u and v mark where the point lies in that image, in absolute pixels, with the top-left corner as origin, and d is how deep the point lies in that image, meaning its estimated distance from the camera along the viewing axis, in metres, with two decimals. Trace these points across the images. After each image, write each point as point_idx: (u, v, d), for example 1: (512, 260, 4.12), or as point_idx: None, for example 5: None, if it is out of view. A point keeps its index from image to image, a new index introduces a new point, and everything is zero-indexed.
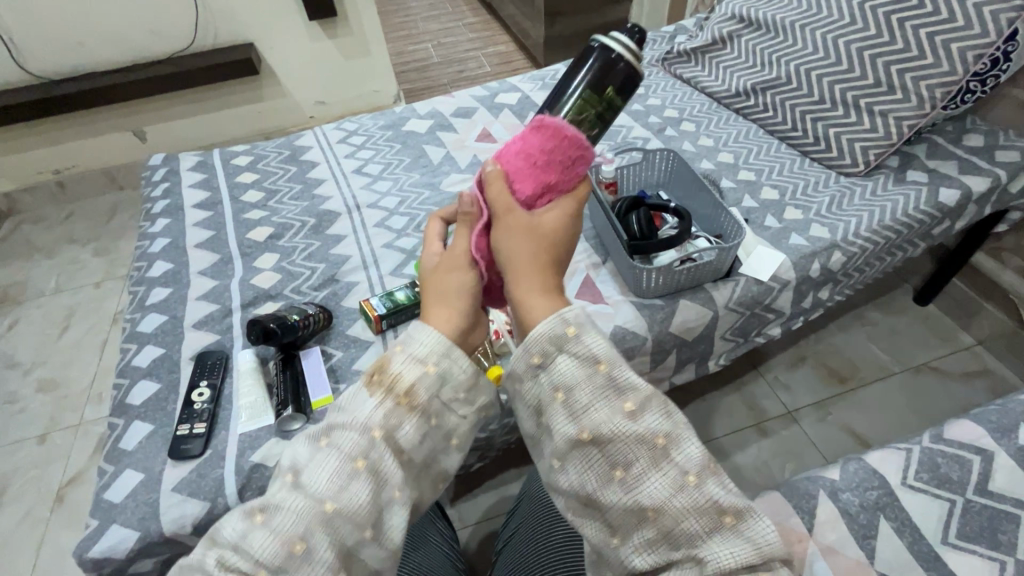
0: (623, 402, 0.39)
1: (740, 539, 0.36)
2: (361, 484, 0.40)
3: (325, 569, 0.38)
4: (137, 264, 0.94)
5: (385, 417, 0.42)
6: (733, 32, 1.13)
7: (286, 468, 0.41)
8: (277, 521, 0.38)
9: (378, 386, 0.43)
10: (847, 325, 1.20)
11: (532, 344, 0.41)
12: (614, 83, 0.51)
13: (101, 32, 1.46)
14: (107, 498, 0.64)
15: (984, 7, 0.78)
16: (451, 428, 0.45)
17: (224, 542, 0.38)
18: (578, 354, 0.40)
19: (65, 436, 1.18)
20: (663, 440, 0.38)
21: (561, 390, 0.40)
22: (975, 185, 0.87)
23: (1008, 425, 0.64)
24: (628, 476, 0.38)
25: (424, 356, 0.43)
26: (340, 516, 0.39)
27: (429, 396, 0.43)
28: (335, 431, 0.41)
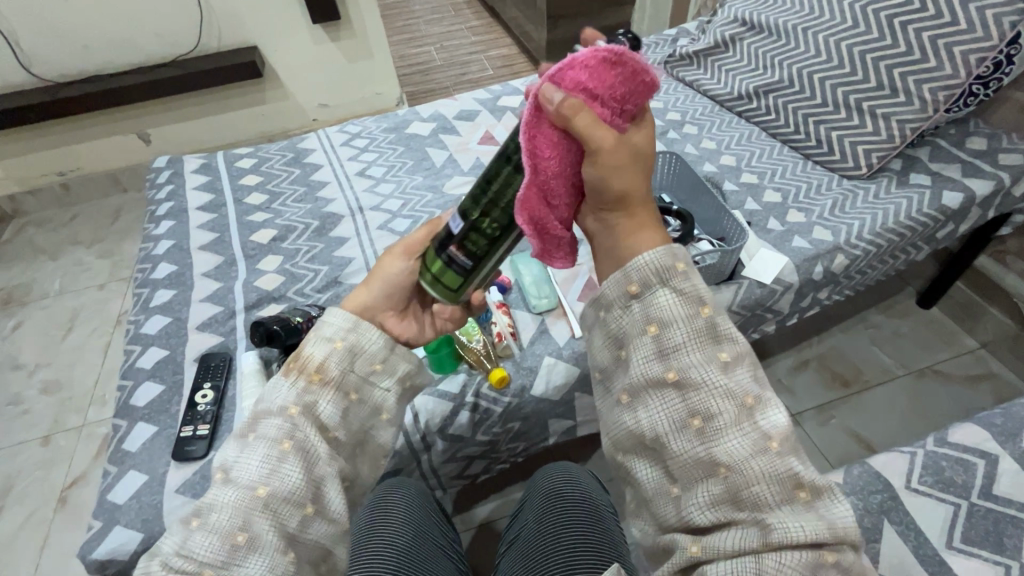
0: (718, 351, 0.38)
1: (811, 514, 0.36)
2: (291, 463, 0.42)
3: (270, 551, 0.39)
4: (142, 266, 0.95)
5: (299, 395, 0.44)
6: (734, 35, 1.14)
7: (216, 468, 0.43)
8: (213, 519, 0.39)
9: (293, 370, 0.45)
10: (850, 328, 1.20)
11: (634, 272, 0.39)
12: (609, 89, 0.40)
13: (106, 36, 1.47)
14: (111, 499, 0.64)
15: (987, 11, 0.78)
16: (376, 402, 0.48)
17: (165, 552, 0.39)
18: (682, 291, 0.39)
19: (69, 437, 1.18)
20: (752, 401, 0.38)
21: (655, 322, 0.39)
22: (978, 188, 0.87)
23: (1013, 429, 0.64)
24: (707, 426, 0.37)
25: (332, 334, 0.46)
26: (274, 500, 0.41)
27: (341, 369, 0.46)
28: (260, 424, 0.43)
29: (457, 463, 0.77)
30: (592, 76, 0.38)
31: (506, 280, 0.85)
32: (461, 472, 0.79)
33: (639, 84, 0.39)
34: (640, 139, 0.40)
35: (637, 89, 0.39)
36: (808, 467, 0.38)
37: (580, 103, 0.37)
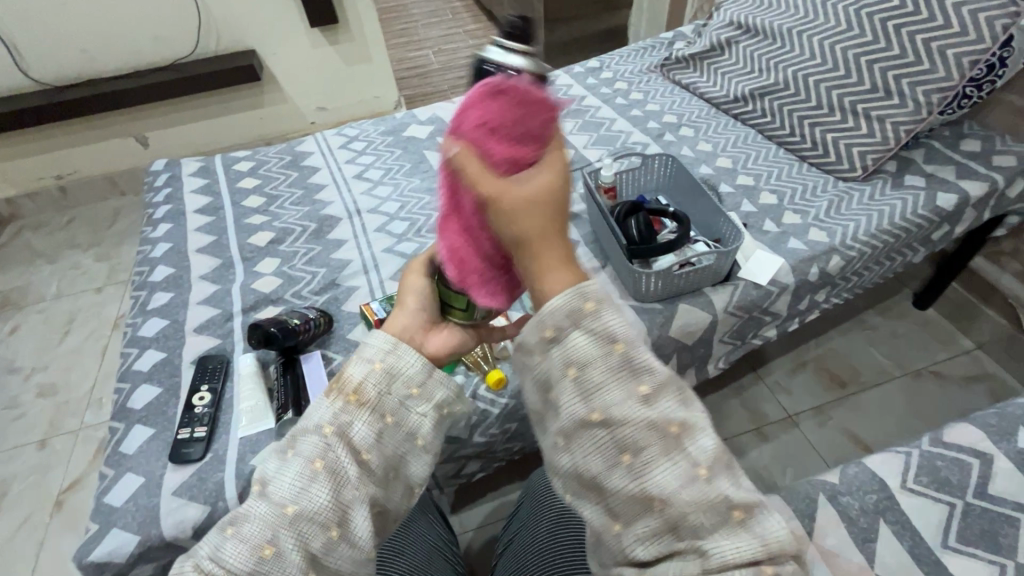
0: (639, 384, 0.37)
1: (747, 535, 0.36)
2: (320, 484, 0.41)
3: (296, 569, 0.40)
4: (139, 269, 0.95)
5: (335, 415, 0.43)
6: (731, 39, 1.15)
7: (254, 480, 0.43)
8: (246, 529, 0.41)
9: (333, 389, 0.44)
10: (847, 329, 1.20)
11: (547, 317, 0.37)
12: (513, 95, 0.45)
13: (104, 39, 1.47)
14: (108, 501, 0.64)
15: (979, 14, 0.79)
16: (414, 427, 0.45)
17: (201, 555, 0.41)
18: (596, 331, 0.37)
19: (66, 441, 1.18)
20: (676, 428, 0.37)
21: (574, 365, 0.37)
22: (972, 190, 0.88)
23: (1007, 429, 0.65)
24: (636, 462, 0.36)
25: (373, 355, 0.45)
26: (301, 518, 0.40)
27: (378, 391, 0.44)
28: (298, 441, 0.43)
29: (454, 464, 0.77)
30: (478, 119, 0.38)
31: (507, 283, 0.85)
32: (457, 472, 0.79)
33: (527, 111, 0.38)
34: (545, 174, 0.37)
35: (529, 115, 0.38)
36: (739, 486, 0.38)
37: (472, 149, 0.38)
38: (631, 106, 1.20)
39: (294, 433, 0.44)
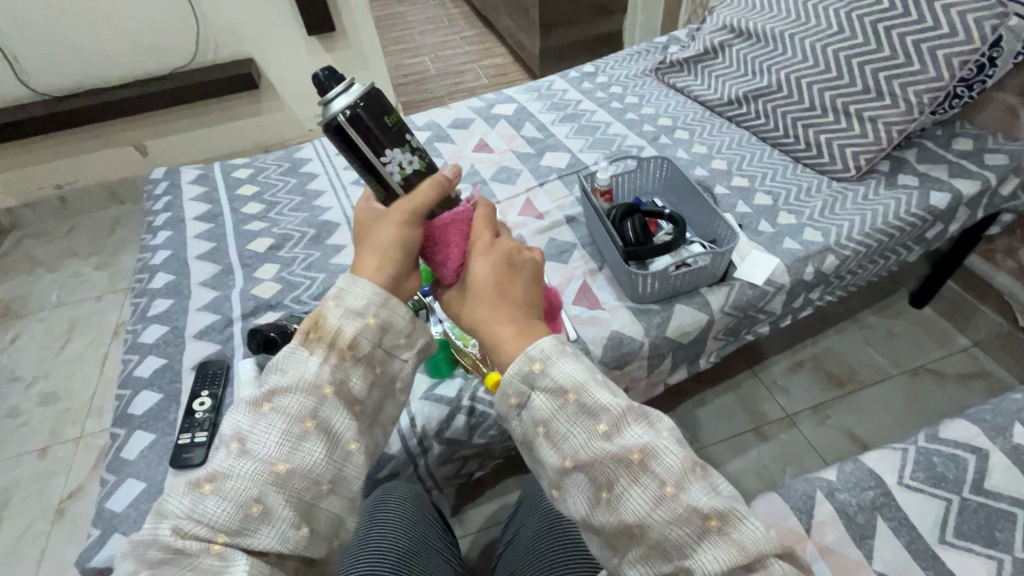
0: (598, 423, 0.39)
1: (728, 545, 0.36)
2: (312, 442, 0.42)
3: (283, 524, 0.40)
4: (139, 276, 0.95)
5: (331, 373, 0.45)
6: (724, 42, 1.16)
7: (229, 437, 0.43)
8: (228, 485, 0.40)
9: (318, 343, 0.46)
10: (843, 329, 1.21)
11: (507, 386, 0.42)
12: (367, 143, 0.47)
13: (103, 49, 1.48)
14: (109, 508, 0.65)
15: (967, 15, 0.80)
16: (394, 373, 0.49)
17: (176, 514, 0.39)
18: (546, 389, 0.41)
19: (67, 449, 1.18)
20: (638, 454, 0.38)
21: (541, 424, 0.41)
22: (964, 188, 0.88)
23: (1002, 424, 0.65)
24: (612, 496, 0.38)
25: (361, 310, 0.46)
26: (294, 474, 0.41)
27: (370, 346, 0.47)
28: (278, 397, 0.44)
29: (451, 466, 0.78)
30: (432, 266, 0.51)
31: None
32: (456, 472, 0.80)
33: (443, 231, 0.50)
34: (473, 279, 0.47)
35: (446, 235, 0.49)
36: (714, 495, 0.38)
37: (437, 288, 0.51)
38: (627, 109, 1.21)
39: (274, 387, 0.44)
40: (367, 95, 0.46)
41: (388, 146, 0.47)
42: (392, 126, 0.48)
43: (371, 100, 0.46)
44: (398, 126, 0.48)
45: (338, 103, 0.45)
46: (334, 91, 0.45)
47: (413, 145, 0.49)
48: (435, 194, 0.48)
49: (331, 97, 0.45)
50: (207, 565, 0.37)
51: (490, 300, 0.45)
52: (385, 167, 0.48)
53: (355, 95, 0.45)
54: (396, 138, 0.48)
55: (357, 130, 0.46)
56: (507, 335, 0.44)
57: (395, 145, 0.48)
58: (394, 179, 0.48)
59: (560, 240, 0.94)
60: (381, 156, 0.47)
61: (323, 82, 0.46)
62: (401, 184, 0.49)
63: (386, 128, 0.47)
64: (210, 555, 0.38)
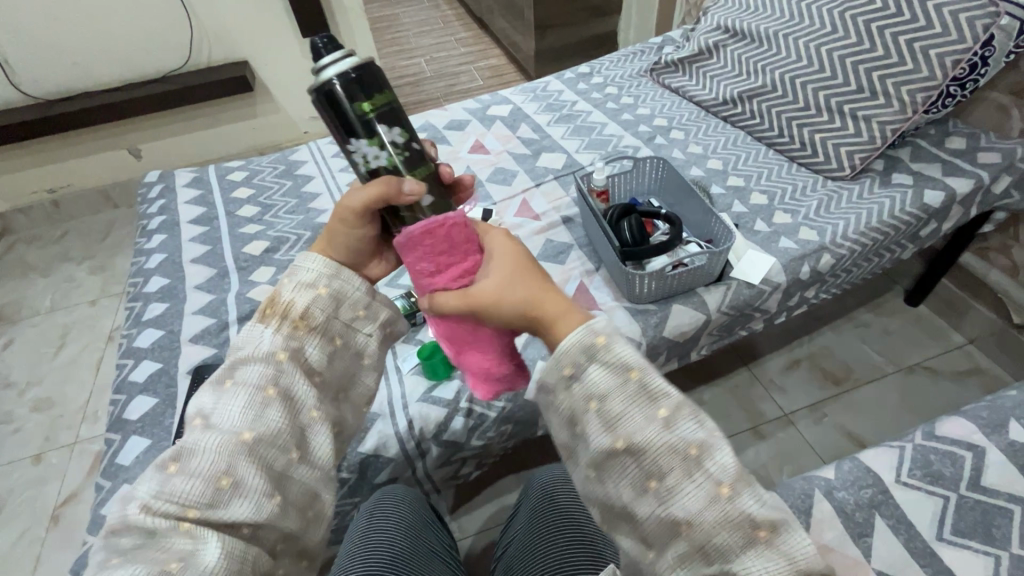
0: (657, 408, 0.39)
1: (772, 554, 0.38)
2: (275, 409, 0.45)
3: (256, 494, 0.42)
4: (134, 280, 0.95)
5: (286, 342, 0.48)
6: (718, 42, 1.16)
7: (194, 416, 0.45)
8: (194, 462, 0.42)
9: (272, 318, 0.48)
10: (839, 327, 1.21)
11: (563, 357, 0.41)
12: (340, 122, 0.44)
13: (95, 53, 1.48)
14: (104, 514, 0.64)
15: (959, 15, 0.81)
16: (358, 347, 0.52)
17: (143, 496, 0.40)
18: (609, 363, 0.40)
19: (62, 455, 1.17)
20: (696, 450, 0.39)
21: (594, 399, 0.40)
22: (958, 187, 0.89)
23: (998, 421, 0.66)
24: (662, 487, 0.39)
25: (314, 282, 0.49)
26: (259, 443, 0.44)
27: (326, 315, 0.49)
28: (237, 371, 0.46)
29: (449, 468, 0.78)
30: (431, 272, 0.45)
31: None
32: (454, 473, 0.80)
33: (447, 228, 0.44)
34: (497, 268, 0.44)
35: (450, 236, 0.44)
36: (762, 504, 0.39)
37: (444, 294, 0.45)
38: (622, 110, 1.21)
39: (233, 362, 0.47)
40: (351, 74, 0.43)
41: (354, 136, 0.44)
42: (366, 115, 0.44)
43: (358, 78, 0.43)
44: (373, 117, 0.44)
45: (318, 76, 0.43)
46: (321, 61, 0.43)
47: (384, 139, 0.45)
48: (381, 197, 0.45)
49: (316, 66, 0.43)
50: (181, 544, 0.39)
51: (538, 276, 0.44)
52: (352, 153, 0.46)
53: (335, 73, 0.42)
54: (368, 127, 0.44)
55: (328, 109, 0.43)
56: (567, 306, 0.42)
57: (362, 136, 0.44)
58: (358, 168, 0.46)
59: (557, 241, 0.94)
60: (349, 140, 0.45)
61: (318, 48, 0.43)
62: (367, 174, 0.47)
63: (358, 116, 0.43)
64: (182, 532, 0.39)
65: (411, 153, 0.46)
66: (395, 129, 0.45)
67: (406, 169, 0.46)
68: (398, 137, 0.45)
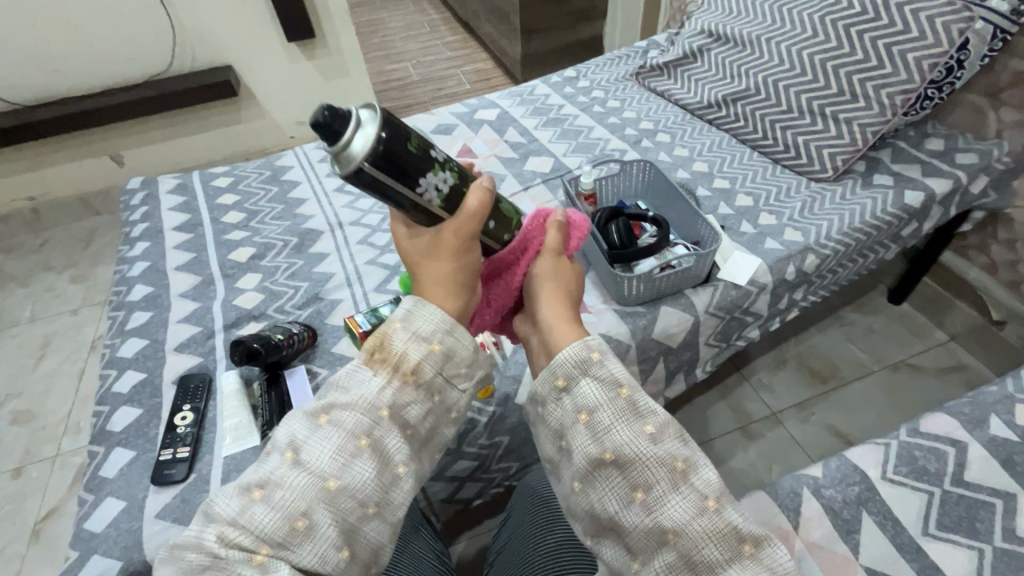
0: (645, 425, 0.42)
1: (757, 566, 0.40)
2: (364, 459, 0.41)
3: (326, 544, 0.38)
4: (117, 289, 0.94)
5: (393, 395, 0.43)
6: (703, 46, 1.17)
7: (284, 445, 0.41)
8: (278, 495, 0.39)
9: (381, 365, 0.44)
10: (826, 326, 1.23)
11: (558, 367, 0.44)
12: (407, 164, 0.42)
13: (75, 56, 1.45)
14: (88, 528, 0.63)
15: (936, 19, 0.83)
16: (451, 402, 0.47)
17: (222, 518, 0.38)
18: (601, 379, 0.43)
19: (42, 469, 1.14)
20: (682, 465, 0.41)
21: (584, 412, 0.43)
22: (938, 187, 0.91)
23: (979, 416, 0.67)
24: (649, 498, 0.40)
25: (428, 335, 0.45)
26: (341, 493, 0.39)
27: (434, 371, 0.45)
28: (334, 409, 0.42)
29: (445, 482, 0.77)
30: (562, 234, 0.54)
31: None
32: (451, 495, 0.79)
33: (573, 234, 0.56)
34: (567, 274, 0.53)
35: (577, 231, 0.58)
36: (747, 518, 0.42)
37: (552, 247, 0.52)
38: (608, 114, 1.22)
39: (332, 396, 0.43)
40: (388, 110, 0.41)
41: (421, 176, 0.43)
42: (419, 149, 0.43)
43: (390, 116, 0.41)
44: (423, 147, 0.43)
45: (360, 144, 0.39)
46: (348, 131, 0.39)
47: (442, 162, 0.44)
48: (485, 207, 0.46)
49: (346, 138, 0.39)
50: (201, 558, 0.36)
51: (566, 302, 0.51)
52: (423, 196, 0.44)
53: (375, 127, 0.40)
54: (427, 160, 0.43)
55: (387, 168, 0.41)
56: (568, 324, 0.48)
57: (428, 171, 0.44)
58: (434, 204, 0.45)
59: None
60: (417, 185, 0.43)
61: (326, 122, 0.38)
62: (446, 209, 0.46)
63: (414, 155, 0.42)
64: (253, 566, 0.37)
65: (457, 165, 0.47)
66: (436, 150, 0.45)
67: (464, 182, 0.47)
68: (443, 154, 0.45)
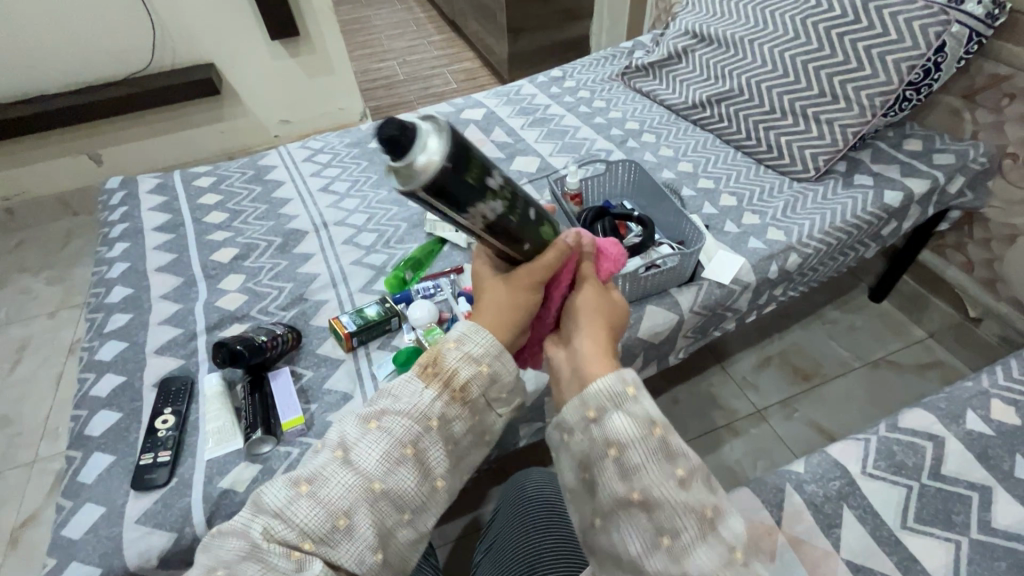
0: (676, 467, 0.39)
1: None
2: (407, 468, 0.42)
3: (364, 544, 0.40)
4: (95, 291, 0.92)
5: (442, 409, 0.44)
6: (687, 47, 1.18)
7: (334, 443, 0.43)
8: (324, 491, 0.40)
9: (434, 378, 0.45)
10: (808, 324, 1.25)
11: (589, 399, 0.42)
12: (461, 191, 0.36)
13: (51, 52, 1.42)
14: (66, 535, 0.62)
15: (914, 22, 0.85)
16: (488, 424, 0.48)
17: (269, 509, 0.40)
18: (634, 413, 0.40)
19: (19, 474, 1.12)
20: (711, 512, 0.39)
21: (613, 445, 0.40)
22: (916, 187, 0.92)
23: (956, 411, 0.69)
24: (676, 545, 0.38)
25: (479, 356, 0.45)
26: (384, 496, 0.41)
27: (480, 392, 0.45)
28: (385, 415, 0.43)
29: None
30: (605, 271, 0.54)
31: (451, 268, 0.88)
32: None
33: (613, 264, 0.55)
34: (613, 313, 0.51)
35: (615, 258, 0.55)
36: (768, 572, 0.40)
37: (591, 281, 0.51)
38: (594, 114, 1.22)
39: (383, 402, 0.45)
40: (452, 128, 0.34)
41: (472, 204, 0.37)
42: (476, 179, 0.36)
43: (454, 141, 0.34)
44: (481, 176, 0.37)
45: (422, 160, 0.33)
46: (413, 145, 0.33)
47: (497, 190, 0.38)
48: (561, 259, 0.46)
49: (410, 152, 0.33)
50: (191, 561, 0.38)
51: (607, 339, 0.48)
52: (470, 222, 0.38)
53: (442, 144, 0.34)
54: (481, 190, 0.37)
55: (445, 193, 0.35)
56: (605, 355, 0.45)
57: (480, 199, 0.37)
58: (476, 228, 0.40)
59: None
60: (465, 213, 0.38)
61: (387, 133, 0.32)
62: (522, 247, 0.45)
63: (470, 184, 0.36)
64: (291, 559, 0.38)
65: (515, 193, 0.41)
66: (493, 175, 0.39)
67: (515, 211, 0.41)
68: (501, 181, 0.39)
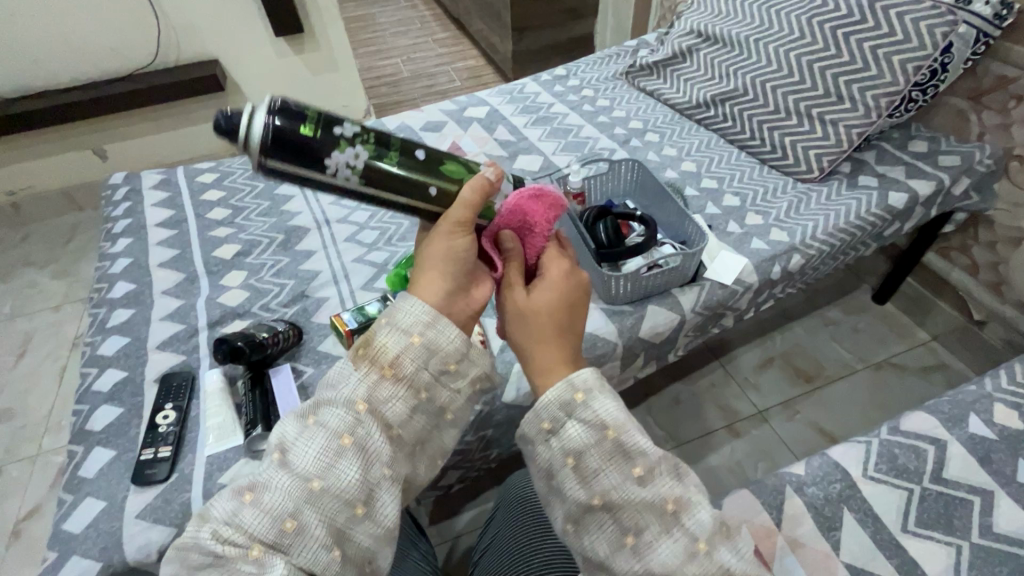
0: (632, 466, 0.42)
1: None
2: (348, 459, 0.41)
3: (318, 543, 0.38)
4: (98, 286, 0.92)
5: (367, 391, 0.44)
6: (691, 46, 1.18)
7: (273, 446, 0.42)
8: (266, 498, 0.39)
9: (363, 360, 0.45)
10: (812, 325, 1.24)
11: (542, 411, 0.44)
12: (306, 149, 0.40)
13: (54, 46, 1.42)
14: (67, 529, 0.62)
15: (921, 22, 0.84)
16: (443, 402, 0.47)
17: (216, 518, 0.38)
18: (587, 421, 0.43)
19: (23, 468, 1.12)
20: (672, 506, 0.41)
21: (571, 455, 0.43)
22: (920, 188, 0.92)
23: (959, 415, 0.68)
24: (639, 543, 0.40)
25: (410, 327, 0.45)
26: (326, 494, 0.40)
27: (416, 366, 0.45)
28: (322, 409, 0.43)
29: None
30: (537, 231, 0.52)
31: None
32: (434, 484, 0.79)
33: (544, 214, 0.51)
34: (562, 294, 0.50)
35: (545, 210, 0.51)
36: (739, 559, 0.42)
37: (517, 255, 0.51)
38: (598, 112, 1.22)
39: (317, 400, 0.44)
40: (278, 98, 0.39)
41: (327, 156, 0.41)
42: (316, 133, 0.40)
43: (282, 109, 0.39)
44: (321, 129, 0.40)
45: (252, 129, 0.38)
46: (242, 121, 0.39)
47: (349, 137, 0.41)
48: (477, 201, 0.45)
49: (241, 128, 0.38)
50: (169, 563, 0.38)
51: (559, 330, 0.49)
52: (339, 176, 0.42)
53: (267, 109, 0.39)
54: (328, 142, 0.41)
55: (291, 153, 0.40)
56: (559, 363, 0.47)
57: (331, 149, 0.41)
58: (353, 183, 0.43)
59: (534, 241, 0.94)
60: (328, 168, 0.41)
61: (222, 126, 0.39)
62: (428, 193, 0.46)
63: (313, 140, 0.40)
64: (249, 561, 0.37)
65: (377, 133, 0.43)
66: (345, 124, 0.42)
67: (386, 151, 0.43)
68: (355, 128, 0.42)
